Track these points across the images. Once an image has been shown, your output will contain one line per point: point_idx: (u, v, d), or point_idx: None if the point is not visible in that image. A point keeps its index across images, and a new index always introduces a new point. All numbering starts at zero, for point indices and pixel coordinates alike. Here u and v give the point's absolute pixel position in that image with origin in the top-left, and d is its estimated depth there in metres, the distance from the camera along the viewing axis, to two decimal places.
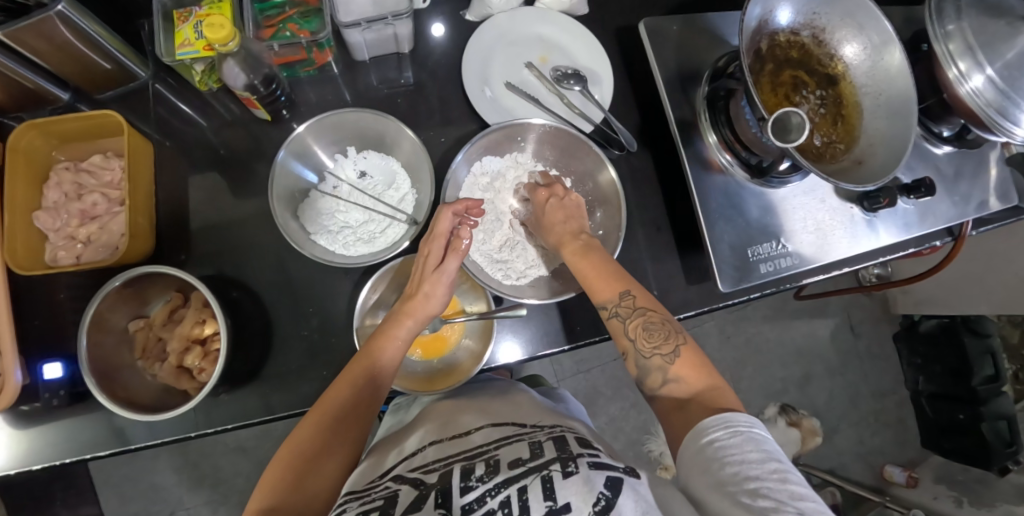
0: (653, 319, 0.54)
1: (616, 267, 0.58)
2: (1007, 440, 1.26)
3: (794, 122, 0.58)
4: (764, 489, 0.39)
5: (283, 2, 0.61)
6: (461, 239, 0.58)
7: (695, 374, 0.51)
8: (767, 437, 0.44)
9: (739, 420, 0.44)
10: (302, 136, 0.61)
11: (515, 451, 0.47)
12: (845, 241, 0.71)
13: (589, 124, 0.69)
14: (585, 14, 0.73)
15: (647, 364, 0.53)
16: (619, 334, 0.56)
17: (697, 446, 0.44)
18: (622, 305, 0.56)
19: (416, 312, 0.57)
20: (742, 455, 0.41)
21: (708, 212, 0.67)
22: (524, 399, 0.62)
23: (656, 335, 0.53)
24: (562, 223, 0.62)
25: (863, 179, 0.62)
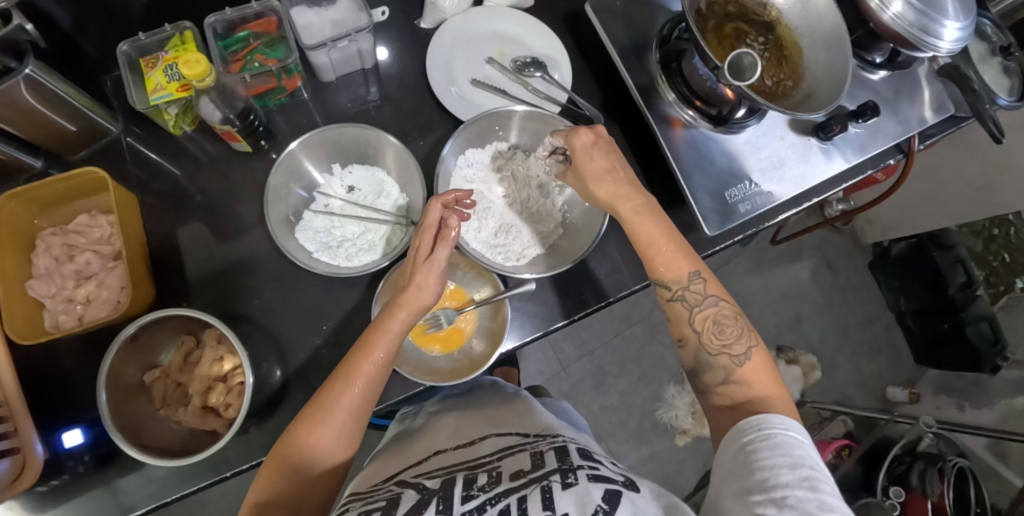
0: (726, 314, 0.54)
1: (686, 244, 0.58)
2: (991, 339, 1.36)
3: (746, 62, 0.65)
4: (794, 499, 0.39)
5: (246, 35, 0.63)
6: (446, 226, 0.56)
7: (764, 379, 0.51)
8: (805, 444, 0.44)
9: (773, 424, 0.45)
10: (290, 158, 0.63)
11: (518, 461, 0.48)
12: (809, 171, 0.76)
13: (556, 105, 0.72)
14: (531, 6, 0.77)
15: (711, 360, 0.54)
16: (682, 321, 0.56)
17: (735, 452, 0.45)
18: (690, 289, 0.56)
19: (410, 304, 0.55)
20: (772, 461, 0.42)
21: (682, 164, 0.71)
22: (529, 409, 0.63)
23: (728, 333, 0.53)
24: (611, 175, 0.60)
25: (814, 108, 0.67)
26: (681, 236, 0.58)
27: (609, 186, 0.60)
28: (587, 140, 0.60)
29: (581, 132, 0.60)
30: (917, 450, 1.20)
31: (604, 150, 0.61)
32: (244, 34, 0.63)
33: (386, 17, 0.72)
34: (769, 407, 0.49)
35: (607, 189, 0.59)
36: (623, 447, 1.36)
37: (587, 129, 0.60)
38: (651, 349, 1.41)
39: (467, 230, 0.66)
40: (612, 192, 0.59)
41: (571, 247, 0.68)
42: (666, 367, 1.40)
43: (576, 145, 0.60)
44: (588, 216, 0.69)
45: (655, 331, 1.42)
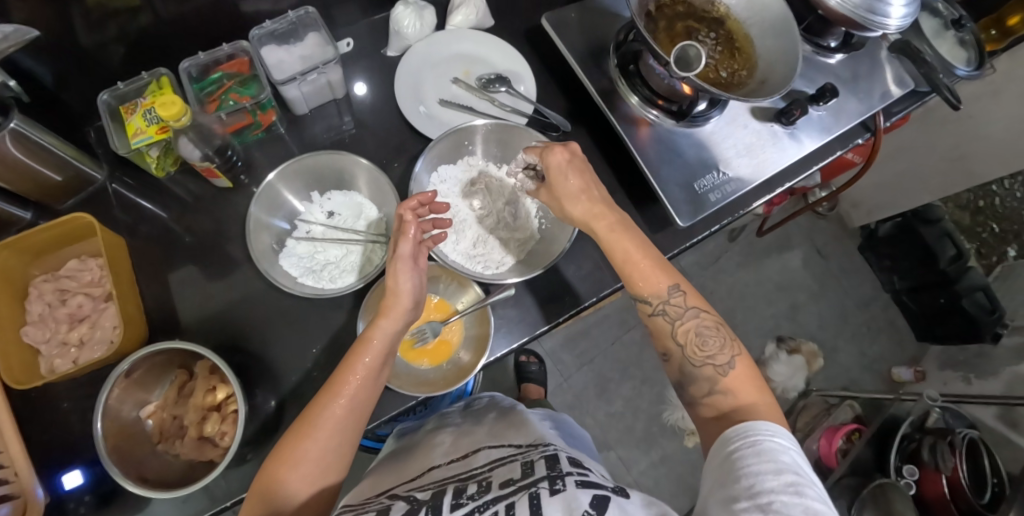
0: (707, 325, 0.55)
1: (663, 257, 0.59)
2: (988, 308, 1.35)
3: (692, 54, 0.69)
4: (778, 504, 0.39)
5: (220, 77, 0.66)
6: (408, 226, 0.57)
7: (748, 386, 0.52)
8: (790, 450, 0.44)
9: (760, 430, 0.46)
10: (269, 188, 0.65)
11: (509, 470, 0.52)
12: (775, 155, 0.78)
13: (523, 116, 0.75)
14: (492, 25, 0.80)
15: (695, 371, 0.54)
16: (664, 334, 0.57)
17: (722, 457, 0.46)
18: (670, 302, 0.56)
19: (393, 310, 0.55)
20: (757, 466, 0.42)
21: (650, 161, 0.73)
22: (523, 421, 0.67)
23: (710, 345, 0.54)
24: (585, 194, 0.61)
25: (769, 93, 0.69)
26: (658, 251, 0.59)
27: (581, 206, 0.61)
28: (561, 157, 0.61)
29: (554, 150, 0.61)
30: (925, 426, 1.19)
31: (578, 168, 0.62)
32: (218, 76, 0.66)
33: (352, 47, 0.76)
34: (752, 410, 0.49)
35: (581, 208, 0.61)
36: (633, 454, 1.34)
37: (558, 145, 0.62)
38: (651, 351, 1.41)
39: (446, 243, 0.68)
40: (587, 210, 0.61)
41: (549, 251, 0.69)
42: None
43: (551, 163, 0.61)
44: (556, 225, 0.71)
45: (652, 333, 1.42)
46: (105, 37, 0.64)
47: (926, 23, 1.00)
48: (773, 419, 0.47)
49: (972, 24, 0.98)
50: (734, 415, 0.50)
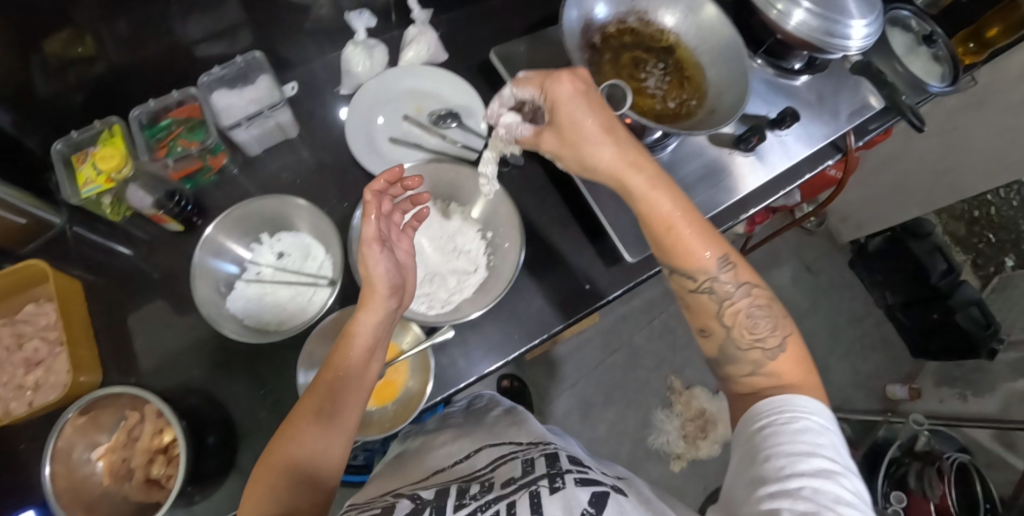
0: (758, 304, 0.55)
1: (713, 229, 0.57)
2: (983, 323, 1.33)
3: (619, 93, 0.67)
4: (806, 490, 0.40)
5: (169, 123, 0.68)
6: (370, 205, 0.57)
7: (797, 372, 0.51)
8: (826, 432, 0.45)
9: (799, 409, 0.46)
10: (215, 235, 0.66)
11: (510, 469, 0.55)
12: (731, 183, 0.79)
13: (474, 152, 0.75)
14: (446, 59, 0.81)
15: (739, 354, 0.54)
16: (709, 314, 0.57)
17: (756, 434, 0.47)
18: (718, 278, 0.55)
19: (370, 299, 0.56)
20: (791, 447, 0.43)
21: (598, 195, 0.71)
22: (524, 423, 0.71)
23: (761, 326, 0.54)
24: (611, 137, 0.55)
25: (718, 122, 0.68)
26: (704, 220, 0.57)
27: (605, 152, 0.55)
28: (570, 92, 0.54)
29: (560, 79, 0.54)
30: (913, 449, 1.15)
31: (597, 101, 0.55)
32: (168, 122, 0.68)
33: (295, 90, 0.78)
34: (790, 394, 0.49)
35: (614, 152, 0.55)
36: None
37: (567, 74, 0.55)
38: (635, 373, 1.40)
39: None
40: (617, 157, 0.55)
41: (479, 301, 0.68)
42: (652, 391, 1.39)
43: (558, 97, 0.54)
44: (501, 266, 0.69)
45: (636, 355, 1.41)
46: (62, 84, 0.66)
47: (898, 39, 0.98)
48: (811, 399, 0.48)
49: (945, 39, 0.97)
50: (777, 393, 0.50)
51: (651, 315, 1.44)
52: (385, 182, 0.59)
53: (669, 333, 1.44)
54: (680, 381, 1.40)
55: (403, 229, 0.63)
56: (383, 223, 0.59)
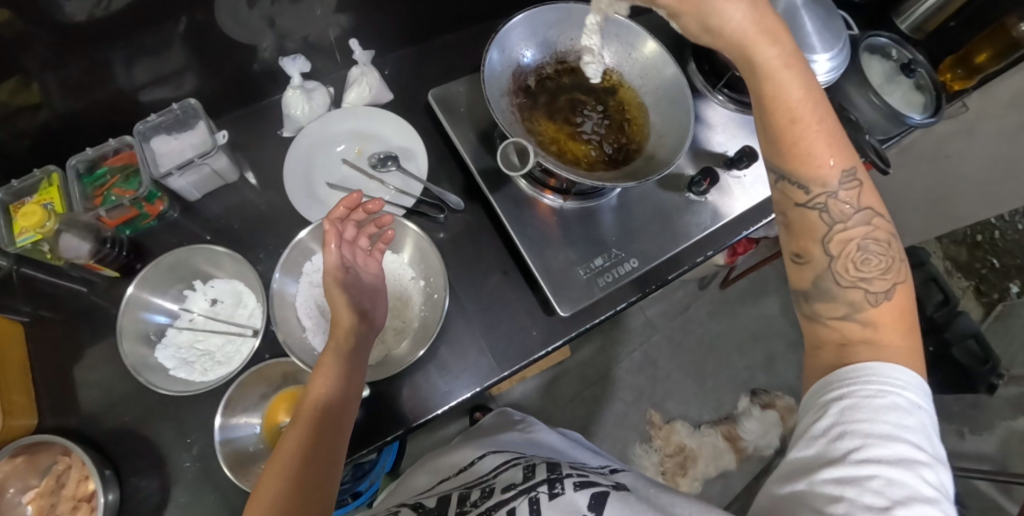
0: (873, 238, 0.47)
1: (842, 133, 0.48)
2: (981, 357, 1.26)
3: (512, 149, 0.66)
4: (877, 483, 0.36)
5: (105, 171, 0.70)
6: (329, 234, 0.58)
7: (897, 327, 0.44)
8: (917, 411, 0.39)
9: (889, 381, 0.40)
10: (140, 292, 0.66)
11: (512, 475, 0.62)
12: (679, 230, 0.75)
13: (410, 198, 0.73)
14: (391, 99, 0.82)
15: (837, 291, 0.47)
16: (812, 235, 0.49)
17: (826, 403, 0.41)
18: (842, 191, 0.47)
19: (339, 328, 0.56)
20: (871, 429, 0.38)
21: (529, 245, 0.70)
22: (534, 436, 0.80)
23: (873, 264, 0.46)
24: (746, 6, 0.47)
25: (655, 169, 0.64)
26: (839, 123, 0.48)
27: (734, 11, 0.47)
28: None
29: None
30: None
31: None
32: (103, 170, 0.70)
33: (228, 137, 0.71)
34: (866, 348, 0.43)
35: (748, 17, 0.47)
36: None
37: None
38: (614, 407, 1.35)
39: (312, 335, 0.64)
40: (751, 28, 0.47)
41: (403, 355, 0.66)
42: (631, 426, 1.34)
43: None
44: (429, 319, 0.68)
45: (614, 387, 1.37)
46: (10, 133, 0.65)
47: (877, 67, 0.93)
48: (908, 367, 0.41)
49: (925, 68, 0.92)
50: (860, 349, 0.43)
51: (631, 347, 1.41)
52: (345, 209, 0.60)
53: (649, 364, 1.40)
54: (660, 415, 1.36)
55: (369, 253, 0.63)
56: (346, 249, 0.60)
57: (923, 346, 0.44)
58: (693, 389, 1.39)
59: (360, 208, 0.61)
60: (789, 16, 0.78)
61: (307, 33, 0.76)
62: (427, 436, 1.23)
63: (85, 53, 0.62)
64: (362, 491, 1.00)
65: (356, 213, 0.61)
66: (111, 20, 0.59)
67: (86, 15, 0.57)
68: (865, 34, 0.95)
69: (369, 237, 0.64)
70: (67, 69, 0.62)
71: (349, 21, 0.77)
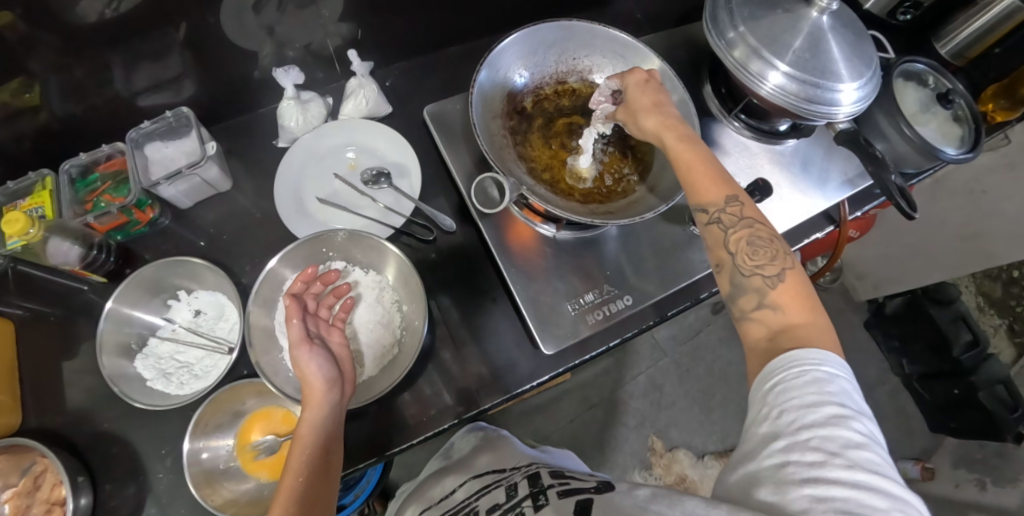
0: (761, 236, 0.48)
1: (726, 172, 0.52)
2: (1010, 404, 1.19)
3: (489, 190, 0.67)
4: (816, 441, 0.36)
5: (97, 178, 0.70)
6: (291, 309, 0.58)
7: (798, 303, 0.45)
8: (839, 378, 0.39)
9: (805, 359, 0.40)
10: (122, 301, 0.66)
11: (494, 495, 0.60)
12: (676, 265, 0.71)
13: (401, 217, 0.71)
14: (389, 112, 0.80)
15: (743, 282, 0.47)
16: (717, 244, 0.50)
17: (762, 392, 0.42)
18: (727, 210, 0.50)
19: (311, 399, 0.53)
20: (801, 399, 0.38)
21: (515, 276, 0.67)
22: (508, 446, 0.76)
23: (761, 253, 0.48)
24: (656, 109, 0.56)
25: (653, 204, 0.60)
26: (723, 165, 0.53)
27: (644, 118, 0.56)
28: (641, 79, 0.58)
29: (633, 73, 0.59)
30: None
31: (652, 88, 0.58)
32: (96, 176, 0.71)
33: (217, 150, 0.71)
34: (801, 334, 0.43)
35: (653, 119, 0.55)
36: None
37: (638, 70, 0.59)
38: (614, 431, 1.31)
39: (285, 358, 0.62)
40: (658, 123, 0.55)
41: (379, 382, 0.64)
42: (630, 451, 1.30)
43: (628, 84, 0.58)
44: (407, 348, 0.65)
45: (615, 410, 1.33)
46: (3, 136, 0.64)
47: (911, 95, 0.86)
48: (821, 345, 0.41)
49: (966, 100, 0.84)
50: (783, 338, 0.43)
51: (636, 371, 1.36)
52: (302, 284, 0.62)
53: (654, 389, 1.36)
54: (662, 442, 1.31)
55: (330, 324, 0.62)
56: (309, 321, 0.60)
57: (829, 317, 0.45)
58: (698, 417, 1.34)
59: (316, 280, 0.63)
60: (814, 37, 0.71)
61: (309, 42, 0.75)
62: (423, 450, 1.22)
63: (82, 56, 0.61)
64: (347, 505, 0.98)
65: (313, 284, 0.63)
66: (116, 23, 0.59)
67: (96, 17, 0.57)
68: (901, 58, 0.87)
69: (328, 308, 0.64)
70: (70, 71, 0.62)
71: (351, 30, 0.75)
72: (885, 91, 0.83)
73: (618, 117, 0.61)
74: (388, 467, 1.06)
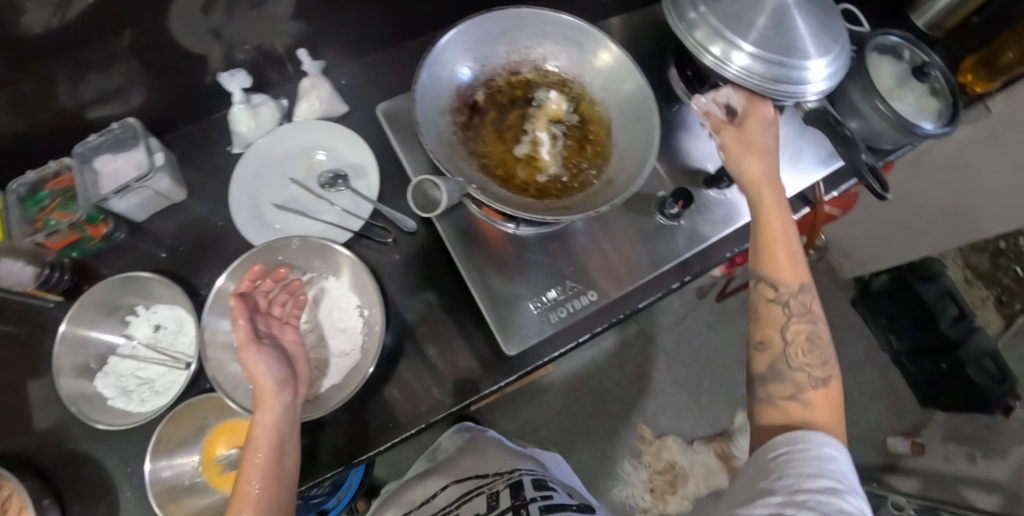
0: (817, 335, 0.54)
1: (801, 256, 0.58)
2: (997, 377, 1.21)
3: (426, 187, 0.57)
4: (810, 502, 0.37)
5: (45, 196, 0.68)
6: (238, 309, 0.56)
7: (831, 411, 0.50)
8: (840, 461, 0.41)
9: (810, 438, 0.42)
10: (77, 322, 0.64)
11: (476, 503, 0.59)
12: (640, 257, 0.70)
13: (359, 220, 0.70)
14: (345, 111, 0.77)
15: (787, 371, 0.52)
16: (772, 325, 0.55)
17: (762, 459, 0.43)
18: (796, 298, 0.55)
19: (263, 401, 0.53)
20: (801, 468, 0.40)
21: (475, 276, 0.66)
22: (490, 449, 0.76)
23: (812, 354, 0.53)
24: (757, 153, 0.66)
25: (611, 197, 0.58)
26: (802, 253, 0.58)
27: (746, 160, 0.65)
28: (758, 114, 0.69)
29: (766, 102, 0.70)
30: None
31: (763, 121, 0.69)
32: (44, 194, 0.68)
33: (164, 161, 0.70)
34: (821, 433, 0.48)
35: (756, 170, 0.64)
36: None
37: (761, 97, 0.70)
38: (603, 421, 1.31)
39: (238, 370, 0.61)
40: (760, 174, 0.64)
41: (340, 391, 0.62)
42: (619, 439, 1.30)
43: (752, 113, 0.69)
44: (367, 356, 0.63)
45: (603, 399, 1.32)
46: None
47: (887, 68, 0.83)
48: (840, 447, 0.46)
49: (942, 71, 0.82)
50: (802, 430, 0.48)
51: (623, 360, 1.35)
52: (250, 283, 0.59)
53: (642, 377, 1.35)
54: (651, 429, 1.31)
55: (284, 323, 0.62)
56: (259, 320, 0.59)
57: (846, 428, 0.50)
58: (687, 403, 1.34)
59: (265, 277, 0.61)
60: (778, 14, 0.68)
61: (259, 43, 0.72)
62: (409, 449, 1.21)
63: (24, 70, 0.58)
64: (329, 509, 0.99)
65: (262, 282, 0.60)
66: (60, 34, 0.57)
67: (44, 28, 0.55)
68: (875, 32, 0.84)
69: (281, 305, 0.63)
70: (16, 85, 0.60)
71: (302, 29, 0.73)
72: (857, 67, 0.81)
73: (724, 135, 0.69)
74: (371, 469, 1.06)
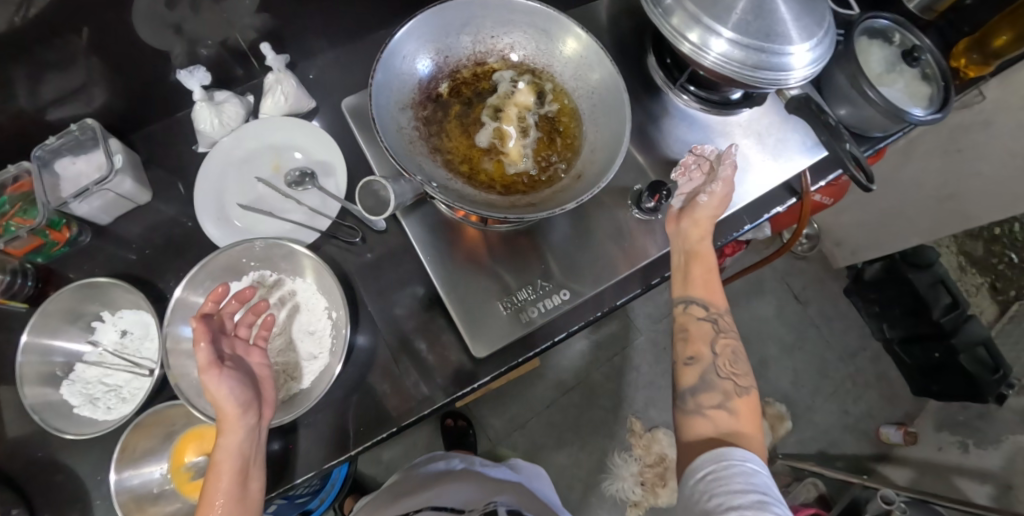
0: (736, 349, 0.62)
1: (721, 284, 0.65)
2: (992, 366, 1.16)
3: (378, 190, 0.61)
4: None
5: (4, 201, 0.67)
6: (199, 332, 0.53)
7: (751, 417, 0.56)
8: (760, 473, 0.47)
9: (731, 456, 0.48)
10: (41, 330, 0.63)
11: None
12: (616, 252, 0.68)
13: (326, 219, 0.68)
14: (313, 107, 0.75)
15: (716, 380, 0.58)
16: (701, 340, 0.62)
17: (693, 483, 0.49)
18: (721, 317, 0.63)
19: (226, 425, 0.51)
20: (728, 486, 0.45)
21: (444, 275, 0.64)
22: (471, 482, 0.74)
23: (737, 365, 0.60)
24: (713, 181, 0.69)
25: (579, 192, 0.56)
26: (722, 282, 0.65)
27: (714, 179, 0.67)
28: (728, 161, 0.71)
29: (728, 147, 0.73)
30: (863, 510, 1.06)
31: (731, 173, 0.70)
32: (3, 199, 0.67)
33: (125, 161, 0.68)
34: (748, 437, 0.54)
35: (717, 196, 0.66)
36: None
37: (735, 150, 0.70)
38: (592, 414, 1.30)
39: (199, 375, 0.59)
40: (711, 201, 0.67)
41: (309, 393, 0.61)
42: (608, 432, 1.29)
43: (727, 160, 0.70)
44: (335, 358, 0.62)
45: (593, 392, 1.31)
46: None
47: (876, 53, 0.80)
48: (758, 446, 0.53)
49: (932, 55, 0.79)
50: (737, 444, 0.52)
51: (612, 352, 1.34)
52: (213, 304, 0.56)
53: (632, 369, 1.34)
54: (641, 422, 1.30)
55: (250, 345, 0.59)
56: (222, 342, 0.57)
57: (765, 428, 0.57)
58: None
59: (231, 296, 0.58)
60: None
61: (224, 38, 0.70)
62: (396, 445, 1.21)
63: None
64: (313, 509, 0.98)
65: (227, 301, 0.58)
66: (18, 33, 0.54)
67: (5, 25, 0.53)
68: (865, 14, 0.81)
69: (248, 327, 0.60)
70: None
71: (267, 22, 0.70)
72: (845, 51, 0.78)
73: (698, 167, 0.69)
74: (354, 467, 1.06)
